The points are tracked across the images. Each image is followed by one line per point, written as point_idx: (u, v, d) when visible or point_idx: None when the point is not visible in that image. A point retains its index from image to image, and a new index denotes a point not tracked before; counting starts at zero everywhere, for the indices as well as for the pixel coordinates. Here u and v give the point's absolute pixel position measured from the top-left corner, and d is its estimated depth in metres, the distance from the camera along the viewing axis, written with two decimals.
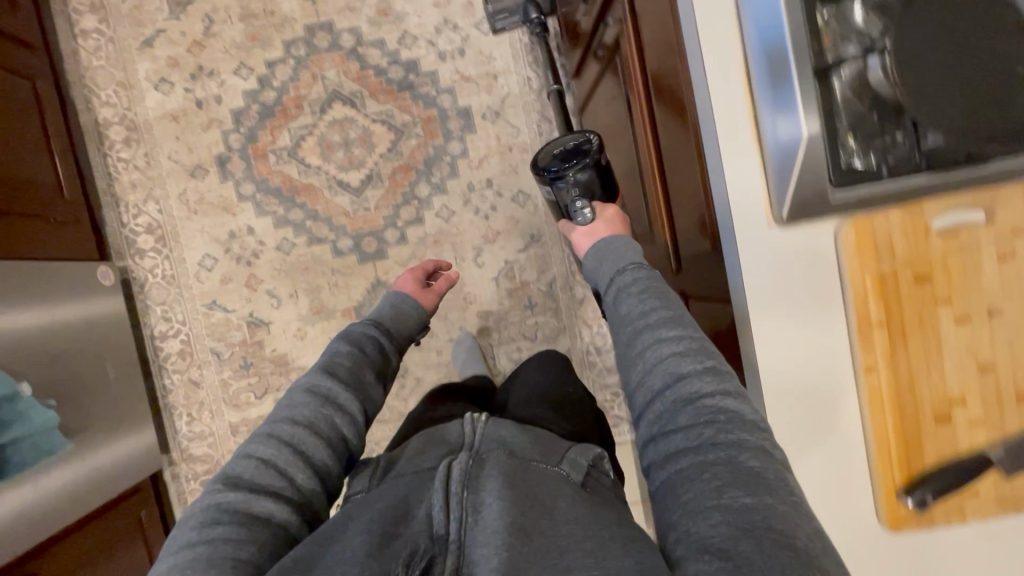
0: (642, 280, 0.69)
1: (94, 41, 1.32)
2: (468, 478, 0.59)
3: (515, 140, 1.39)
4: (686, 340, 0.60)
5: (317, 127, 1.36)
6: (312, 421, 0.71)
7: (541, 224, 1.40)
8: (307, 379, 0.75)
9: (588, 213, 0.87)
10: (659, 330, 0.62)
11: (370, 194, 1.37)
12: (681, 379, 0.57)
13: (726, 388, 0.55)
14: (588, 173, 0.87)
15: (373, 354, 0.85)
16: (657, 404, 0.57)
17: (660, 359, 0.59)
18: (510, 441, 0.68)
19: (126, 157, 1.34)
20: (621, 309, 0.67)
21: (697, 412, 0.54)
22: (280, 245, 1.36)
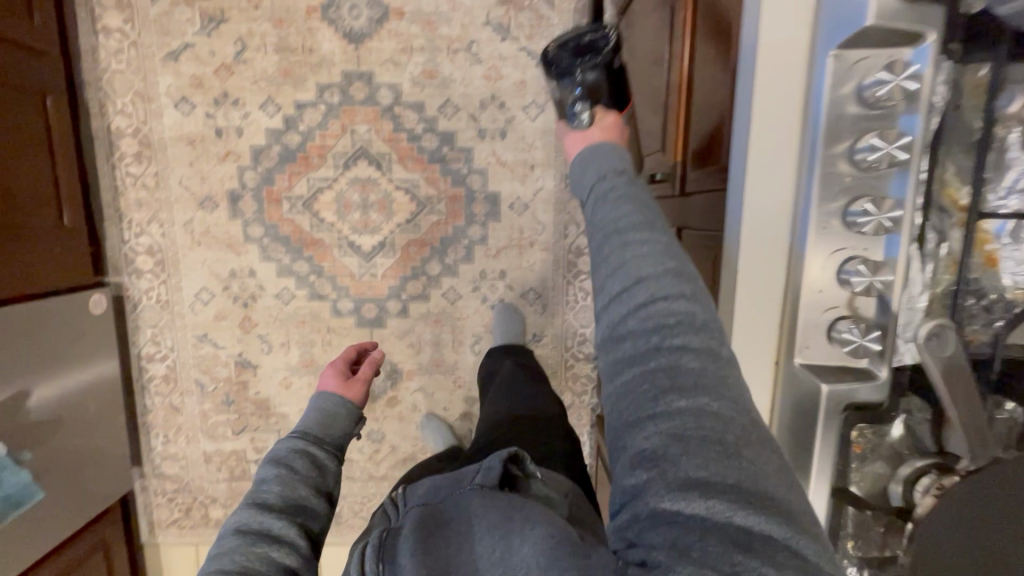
0: (621, 185, 0.52)
1: (116, 42, 1.22)
2: (384, 549, 0.45)
3: (538, 236, 1.33)
4: (652, 248, 0.46)
5: (337, 182, 1.29)
6: (246, 563, 0.56)
7: (545, 324, 1.37)
8: (232, 524, 0.61)
9: (585, 117, 0.65)
10: (628, 234, 0.47)
11: (380, 261, 1.33)
12: (647, 305, 0.43)
13: (683, 292, 0.43)
14: (599, 75, 0.67)
15: (308, 468, 0.71)
16: (617, 348, 0.44)
17: (623, 267, 0.46)
18: (428, 494, 0.51)
19: (136, 173, 1.27)
20: (594, 216, 0.52)
21: (649, 319, 0.43)
22: (279, 293, 1.34)
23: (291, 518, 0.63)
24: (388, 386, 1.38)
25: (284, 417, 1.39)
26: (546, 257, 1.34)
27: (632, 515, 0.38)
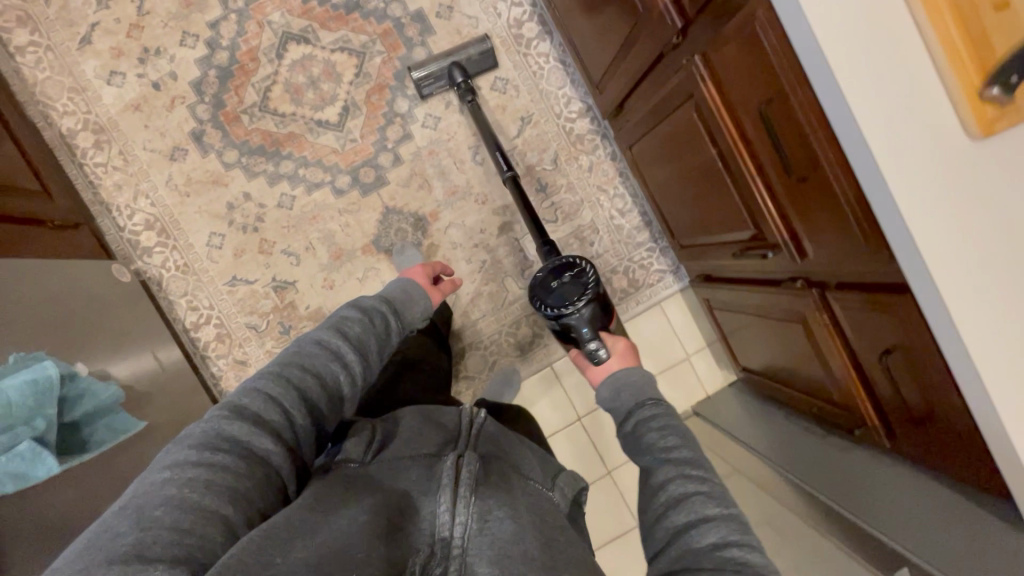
0: (661, 414, 0.69)
1: (33, 54, 1.28)
2: (476, 484, 0.64)
3: (477, 29, 1.36)
4: (712, 484, 0.60)
5: (279, 74, 1.32)
6: (320, 372, 0.67)
7: (527, 105, 1.38)
8: (315, 334, 0.70)
9: (601, 349, 0.85)
10: (688, 468, 0.62)
11: (352, 125, 1.34)
12: (700, 523, 0.56)
13: (750, 541, 0.55)
14: (591, 306, 0.93)
15: (380, 328, 0.77)
16: (660, 530, 0.59)
17: (691, 504, 0.58)
18: (498, 456, 0.74)
19: (103, 160, 1.31)
20: (643, 441, 0.67)
21: (720, 559, 0.53)
22: (281, 202, 1.34)
23: (355, 350, 0.72)
24: (421, 237, 1.37)
25: None
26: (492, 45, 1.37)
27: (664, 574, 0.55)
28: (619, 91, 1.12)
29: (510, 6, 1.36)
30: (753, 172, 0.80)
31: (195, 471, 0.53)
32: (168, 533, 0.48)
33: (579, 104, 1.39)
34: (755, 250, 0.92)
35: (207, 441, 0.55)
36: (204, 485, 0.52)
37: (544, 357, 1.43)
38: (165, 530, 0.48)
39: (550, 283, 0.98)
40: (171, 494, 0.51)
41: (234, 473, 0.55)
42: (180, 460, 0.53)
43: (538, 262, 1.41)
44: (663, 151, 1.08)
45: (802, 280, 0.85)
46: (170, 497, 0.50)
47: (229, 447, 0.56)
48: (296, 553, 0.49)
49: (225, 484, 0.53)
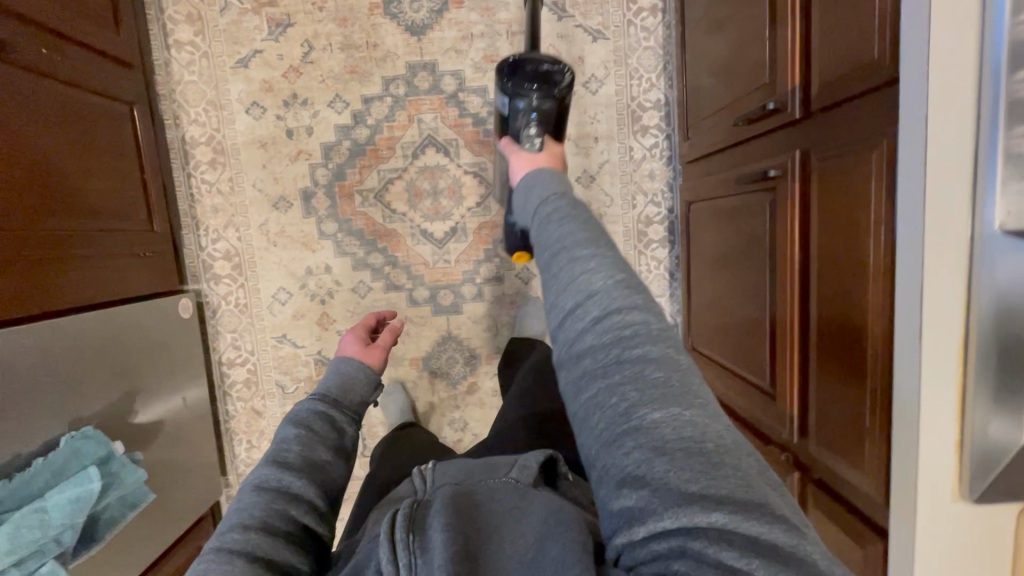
0: (563, 207, 0.58)
1: (188, 54, 1.26)
2: (413, 519, 0.51)
3: (608, 208, 1.34)
4: (601, 258, 0.50)
5: (407, 172, 1.31)
6: (267, 519, 0.59)
7: None
8: (253, 476, 0.63)
9: (535, 142, 0.82)
10: (574, 253, 0.51)
11: (453, 247, 1.34)
12: (587, 300, 0.48)
13: (635, 301, 0.47)
14: (550, 104, 0.86)
15: (327, 431, 0.71)
16: (562, 317, 0.49)
17: (573, 282, 0.50)
18: (454, 478, 0.60)
19: (211, 179, 1.30)
20: (543, 232, 0.56)
21: (607, 329, 0.46)
22: (356, 287, 1.34)
23: (310, 480, 0.65)
24: (467, 372, 1.38)
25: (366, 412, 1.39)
26: (615, 230, 1.34)
27: (586, 413, 0.45)
28: (709, 373, 1.12)
29: (647, 200, 1.34)
30: None
31: None
32: None
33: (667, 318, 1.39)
34: None
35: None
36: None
37: None
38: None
39: (523, 65, 0.89)
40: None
41: None
42: None
43: None
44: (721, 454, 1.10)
45: None
46: None
47: None
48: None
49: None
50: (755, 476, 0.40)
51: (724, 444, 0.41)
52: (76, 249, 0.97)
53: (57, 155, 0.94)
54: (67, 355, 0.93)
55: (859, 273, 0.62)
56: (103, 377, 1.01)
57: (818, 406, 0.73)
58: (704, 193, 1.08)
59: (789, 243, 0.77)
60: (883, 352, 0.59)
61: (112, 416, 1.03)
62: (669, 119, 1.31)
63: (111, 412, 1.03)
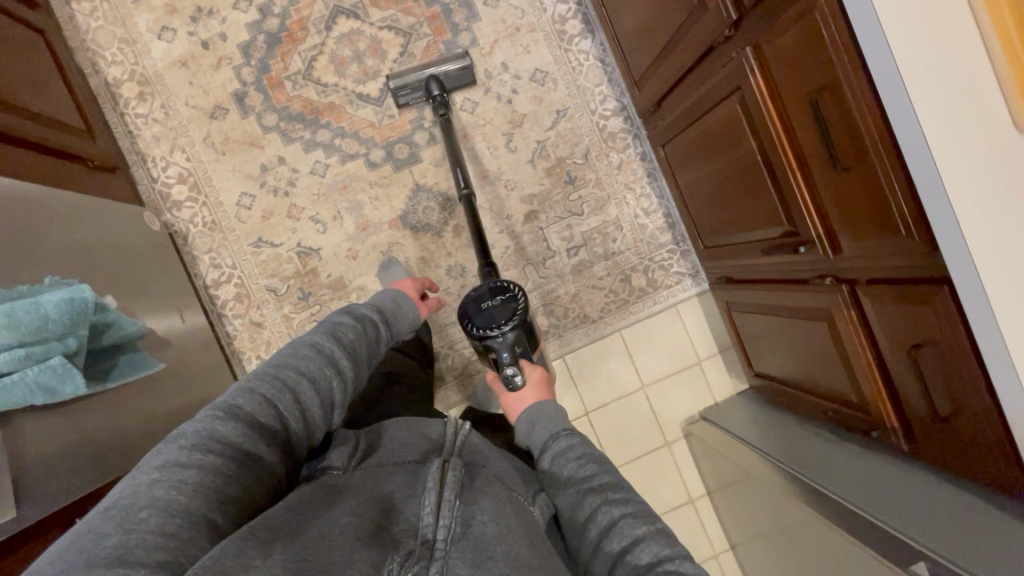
0: (577, 443, 0.76)
1: (89, 2, 1.31)
2: (463, 487, 0.65)
3: (522, 20, 1.39)
4: (633, 508, 0.67)
5: (326, 45, 1.35)
6: (315, 376, 0.71)
7: (564, 98, 1.41)
8: (311, 337, 0.74)
9: (519, 377, 0.91)
10: (609, 497, 0.68)
11: (392, 101, 1.37)
12: (632, 546, 0.63)
13: (679, 552, 0.62)
14: (516, 330, 0.98)
15: (372, 336, 0.82)
16: (599, 562, 0.65)
17: (619, 531, 0.65)
18: (485, 459, 0.74)
19: (144, 112, 1.33)
20: (563, 472, 0.73)
21: (657, 574, 0.60)
22: (314, 169, 1.36)
23: (350, 361, 0.76)
24: (447, 217, 1.39)
25: (364, 289, 1.37)
26: (536, 38, 1.40)
27: None
28: (659, 87, 1.14)
29: (555, 1, 1.40)
30: (793, 168, 0.83)
31: (184, 472, 0.55)
32: (153, 537, 0.49)
33: (614, 103, 1.42)
34: (785, 246, 0.94)
35: (199, 442, 0.58)
36: (198, 492, 0.54)
37: (556, 349, 1.43)
38: (150, 533, 0.49)
39: (479, 303, 1.01)
40: (159, 496, 0.52)
41: (223, 475, 0.57)
42: (172, 461, 0.55)
43: (560, 253, 1.42)
44: (697, 152, 1.11)
45: (831, 275, 0.87)
46: (157, 497, 0.52)
47: (221, 448, 0.58)
48: (277, 552, 0.49)
49: (216, 487, 0.56)
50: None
51: None
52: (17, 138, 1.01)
53: None
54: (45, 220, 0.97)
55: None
56: (82, 254, 1.03)
57: None
58: None
59: None
60: None
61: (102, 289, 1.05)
62: None
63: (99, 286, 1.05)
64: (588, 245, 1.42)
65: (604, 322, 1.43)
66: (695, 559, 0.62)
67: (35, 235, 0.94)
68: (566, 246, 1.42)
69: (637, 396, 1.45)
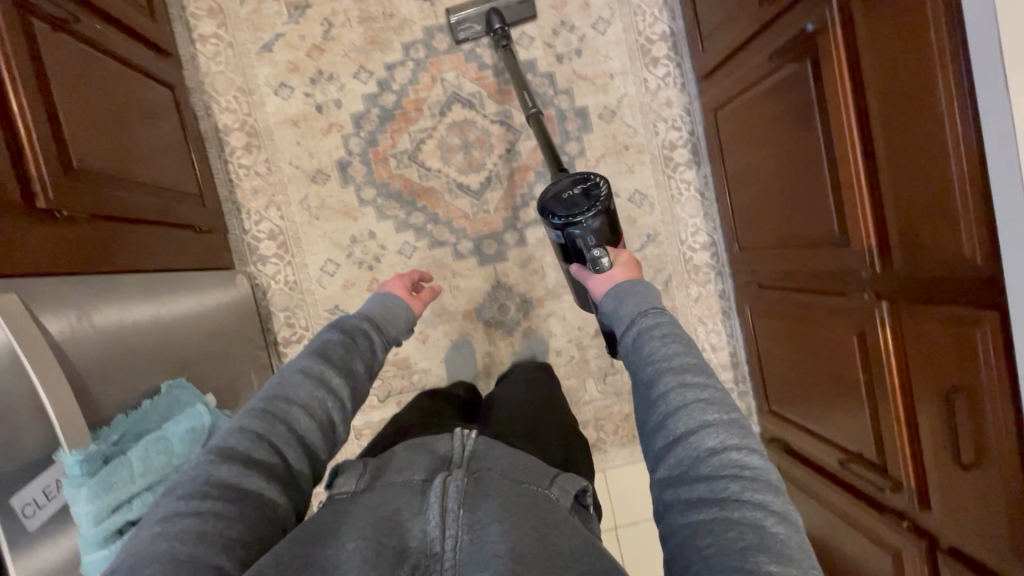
0: (665, 322, 0.66)
1: (213, 46, 1.31)
2: (466, 493, 0.61)
3: (632, 139, 1.39)
4: (711, 390, 0.60)
5: (437, 130, 1.35)
6: (307, 403, 0.67)
7: (657, 223, 1.41)
8: (297, 362, 0.70)
9: (605, 261, 0.76)
10: (687, 376, 0.61)
11: (490, 196, 1.38)
12: (701, 429, 0.57)
13: (748, 444, 0.56)
14: (599, 219, 0.86)
15: (365, 347, 0.76)
16: (659, 437, 0.59)
17: (690, 409, 0.58)
18: (495, 463, 0.68)
19: (248, 163, 1.33)
20: (642, 347, 0.65)
21: (720, 464, 0.55)
22: (401, 249, 1.37)
23: (345, 381, 0.72)
24: (521, 317, 1.40)
25: (427, 372, 1.39)
26: (642, 159, 1.40)
27: (693, 534, 0.52)
28: (765, 266, 1.15)
29: (668, 127, 1.40)
30: (900, 419, 0.85)
31: (186, 522, 0.54)
32: None
33: (704, 237, 1.42)
34: (864, 471, 0.97)
35: (196, 489, 0.56)
36: (201, 540, 0.53)
37: (599, 461, 1.46)
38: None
39: (555, 197, 0.90)
40: (161, 551, 0.51)
41: (224, 519, 0.55)
42: (171, 512, 0.55)
43: (622, 372, 1.44)
44: (791, 339, 1.13)
45: (909, 523, 0.90)
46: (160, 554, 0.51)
47: (219, 492, 0.57)
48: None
49: (218, 532, 0.54)
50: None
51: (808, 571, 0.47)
52: (155, 211, 0.99)
53: (114, 117, 0.94)
54: (173, 305, 0.97)
55: (928, 74, 0.68)
56: (195, 333, 1.03)
57: (902, 233, 0.77)
58: (732, 95, 1.14)
59: (845, 95, 0.81)
60: (966, 125, 0.64)
61: (208, 369, 1.05)
62: (677, 47, 1.38)
63: (205, 367, 1.04)
64: None
65: None
66: (766, 459, 0.56)
67: (164, 326, 0.93)
68: None
69: None
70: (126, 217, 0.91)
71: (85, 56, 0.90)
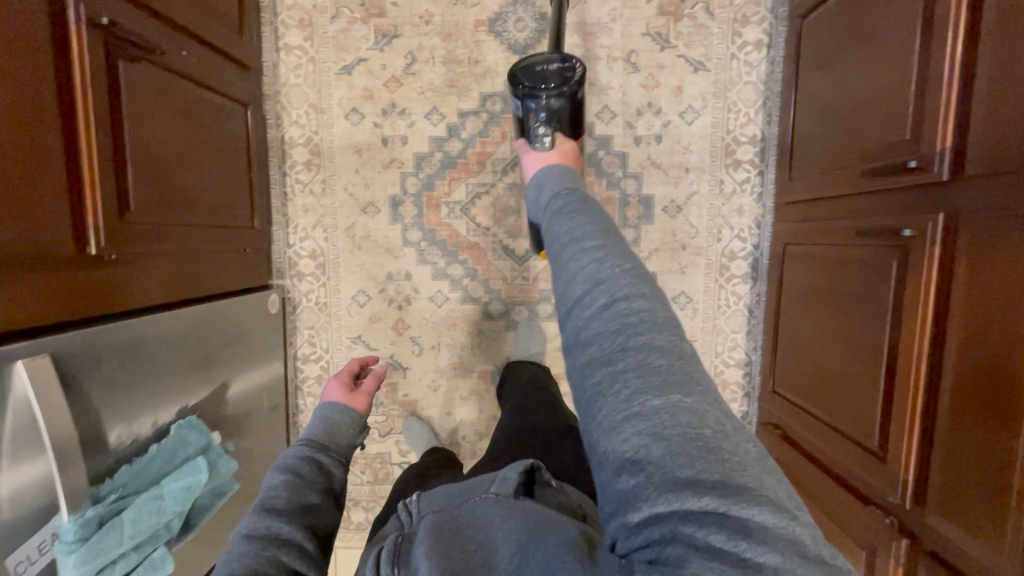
0: (572, 200, 0.59)
1: (296, 58, 1.30)
2: (399, 554, 0.53)
3: (692, 240, 1.32)
4: (608, 251, 0.51)
5: (495, 187, 1.32)
6: (259, 563, 0.60)
7: (696, 329, 1.36)
8: (238, 527, 0.65)
9: (547, 141, 0.83)
10: (584, 244, 0.52)
11: (532, 264, 1.35)
12: (590, 283, 0.49)
13: (641, 290, 0.48)
14: (560, 102, 0.91)
15: (313, 478, 0.73)
16: (562, 304, 0.51)
17: (585, 272, 0.50)
18: (434, 505, 0.60)
19: (304, 179, 1.34)
20: (552, 228, 0.57)
21: (611, 316, 0.47)
22: (433, 296, 1.36)
23: (296, 523, 0.66)
24: None
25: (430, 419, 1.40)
26: (697, 261, 1.33)
27: (586, 399, 0.45)
28: (792, 423, 1.10)
29: (732, 235, 1.32)
30: None
31: None
32: None
33: (742, 355, 1.36)
34: None
35: None
36: None
37: None
38: None
39: (531, 68, 0.93)
40: None
41: None
42: None
43: None
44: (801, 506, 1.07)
45: None
46: None
47: None
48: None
49: None
50: (749, 461, 0.40)
51: (721, 434, 0.41)
52: (202, 240, 1.01)
53: (179, 146, 0.95)
54: (201, 336, 1.00)
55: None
56: (217, 362, 1.06)
57: (941, 490, 0.72)
58: (804, 240, 1.07)
59: (923, 321, 0.74)
60: None
61: (222, 395, 1.09)
62: (764, 155, 1.29)
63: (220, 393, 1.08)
64: None
65: None
66: (663, 299, 0.48)
67: (187, 360, 0.96)
68: None
69: None
70: (171, 250, 0.93)
71: (161, 84, 0.90)
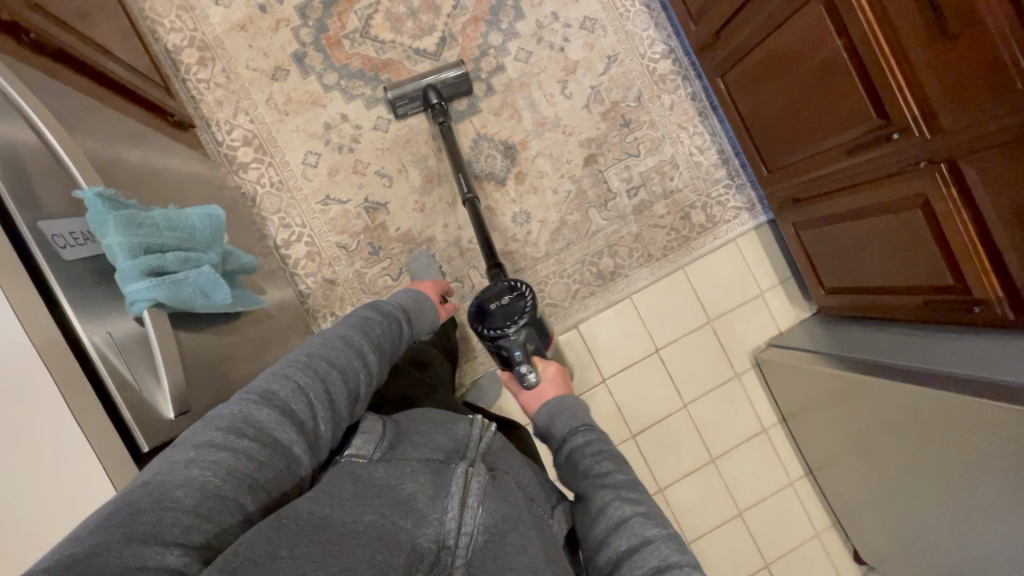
0: (584, 424, 0.74)
1: None
2: (486, 491, 0.59)
3: None
4: (636, 492, 0.67)
5: (381, 3, 1.38)
6: (345, 367, 0.64)
7: (614, 43, 1.44)
8: (338, 331, 0.68)
9: (532, 377, 0.84)
10: (611, 478, 0.68)
11: (448, 54, 1.40)
12: (629, 529, 0.63)
13: (677, 542, 0.62)
14: (527, 330, 0.88)
15: (398, 329, 0.77)
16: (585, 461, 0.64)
17: (616, 505, 0.65)
18: (509, 468, 0.67)
19: (206, 77, 1.34)
20: (568, 449, 0.72)
21: (654, 561, 0.60)
22: (376, 124, 1.37)
23: (376, 355, 0.70)
24: (510, 164, 1.42)
25: (432, 241, 1.39)
26: None
27: None
28: (718, 21, 1.19)
29: None
30: (888, 57, 0.87)
31: (218, 455, 0.49)
32: (186, 519, 0.44)
33: (662, 46, 1.46)
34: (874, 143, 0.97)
35: (234, 424, 0.52)
36: (226, 473, 0.48)
37: (624, 288, 1.46)
38: (185, 514, 0.45)
39: (486, 306, 0.90)
40: (192, 475, 0.47)
41: (255, 461, 0.51)
42: (201, 444, 0.49)
43: (620, 195, 1.45)
44: (764, 72, 1.14)
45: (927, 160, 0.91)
46: (191, 479, 0.47)
47: (255, 435, 0.52)
48: (306, 548, 0.45)
49: (247, 472, 0.50)
50: None
51: None
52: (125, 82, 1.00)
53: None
54: (157, 162, 0.96)
55: None
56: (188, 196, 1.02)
57: None
58: None
59: None
60: None
61: None
62: None
63: None
64: (647, 185, 1.45)
65: (667, 261, 1.46)
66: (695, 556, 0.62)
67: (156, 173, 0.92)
68: (626, 187, 1.45)
69: (705, 329, 1.48)
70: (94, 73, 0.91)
71: None
